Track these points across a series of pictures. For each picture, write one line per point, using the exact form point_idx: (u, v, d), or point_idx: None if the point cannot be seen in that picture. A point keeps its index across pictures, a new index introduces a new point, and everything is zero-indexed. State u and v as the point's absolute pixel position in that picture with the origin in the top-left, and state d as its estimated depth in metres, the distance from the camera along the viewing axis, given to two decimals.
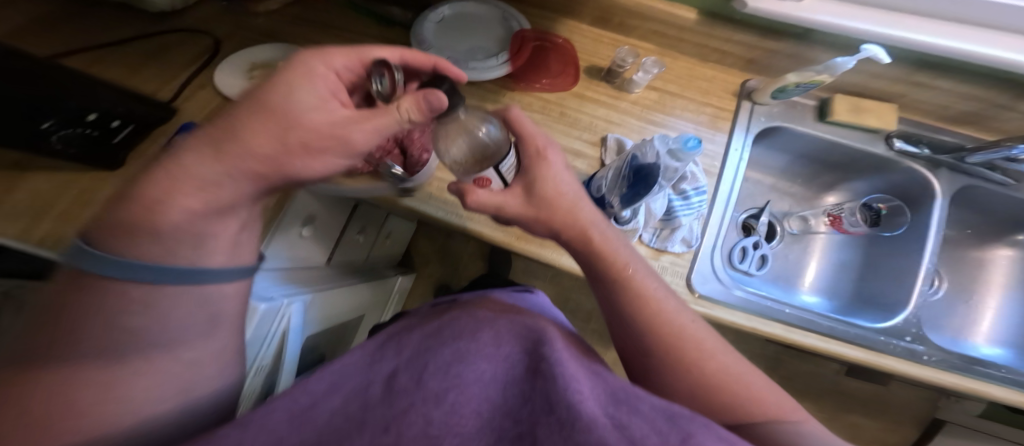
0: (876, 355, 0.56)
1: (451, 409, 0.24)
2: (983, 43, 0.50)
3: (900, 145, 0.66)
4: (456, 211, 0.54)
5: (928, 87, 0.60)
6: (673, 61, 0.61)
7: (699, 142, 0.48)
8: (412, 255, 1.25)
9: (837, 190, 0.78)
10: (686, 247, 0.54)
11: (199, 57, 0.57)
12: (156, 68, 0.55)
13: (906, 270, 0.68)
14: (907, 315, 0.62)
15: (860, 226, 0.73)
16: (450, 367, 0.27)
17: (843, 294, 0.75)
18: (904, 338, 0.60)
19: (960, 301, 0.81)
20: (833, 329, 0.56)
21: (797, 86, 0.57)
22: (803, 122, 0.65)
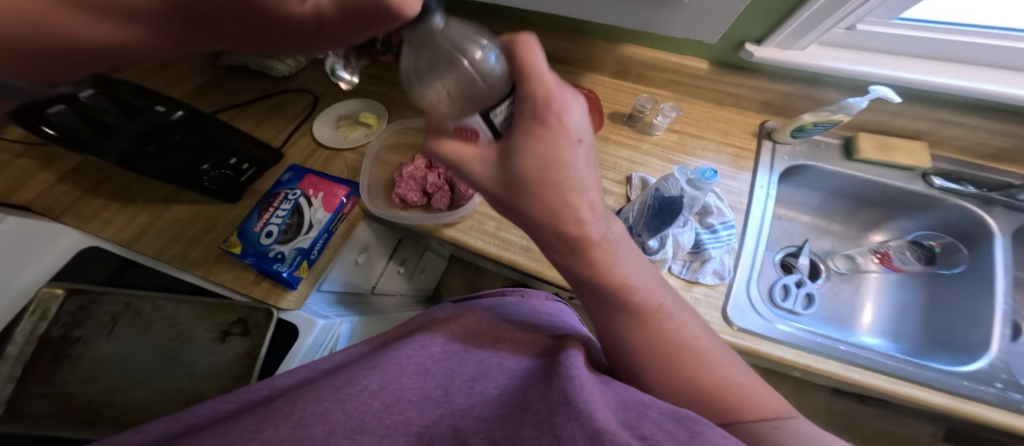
0: (964, 403, 0.49)
1: (472, 416, 0.26)
2: (989, 80, 0.53)
3: (941, 182, 0.64)
4: (494, 240, 0.58)
5: (957, 124, 0.60)
6: (690, 105, 0.66)
7: (716, 172, 0.50)
8: (441, 291, 1.30)
9: (883, 229, 0.75)
10: (719, 279, 0.54)
11: (302, 112, 0.70)
12: (274, 122, 0.69)
13: (980, 313, 0.61)
14: (993, 360, 0.55)
15: (913, 263, 0.69)
16: (476, 385, 0.30)
17: (911, 337, 0.68)
18: (994, 384, 0.52)
19: None
20: (902, 370, 0.51)
21: (815, 125, 0.59)
22: (828, 160, 0.66)
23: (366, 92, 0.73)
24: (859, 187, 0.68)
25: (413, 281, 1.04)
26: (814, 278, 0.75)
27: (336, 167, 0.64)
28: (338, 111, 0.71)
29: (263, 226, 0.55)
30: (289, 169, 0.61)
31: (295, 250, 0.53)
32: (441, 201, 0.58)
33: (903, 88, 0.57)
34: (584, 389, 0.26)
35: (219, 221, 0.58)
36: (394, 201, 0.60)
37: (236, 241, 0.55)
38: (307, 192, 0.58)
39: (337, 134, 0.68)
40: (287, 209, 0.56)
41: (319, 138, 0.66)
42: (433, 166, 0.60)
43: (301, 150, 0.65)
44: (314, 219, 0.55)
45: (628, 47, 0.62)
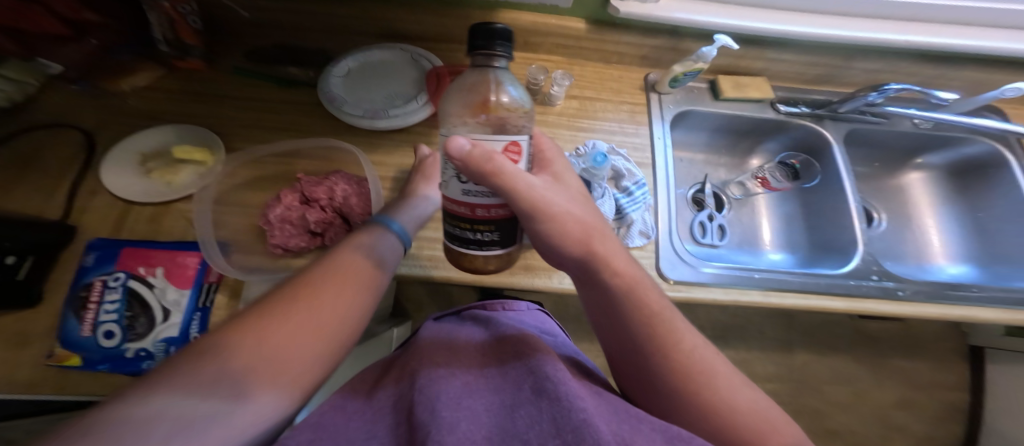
0: (857, 301, 0.60)
1: (462, 435, 0.23)
2: (788, 23, 0.64)
3: (785, 108, 0.76)
4: (418, 261, 0.51)
5: (781, 61, 0.72)
6: (582, 68, 0.68)
7: (606, 155, 0.55)
8: (403, 303, 1.14)
9: (757, 153, 0.86)
10: (646, 238, 0.56)
11: (74, 159, 0.54)
12: (32, 178, 0.53)
13: (839, 213, 0.75)
14: (863, 255, 0.67)
15: (784, 181, 0.80)
16: (462, 401, 0.27)
17: (801, 244, 0.81)
18: (871, 277, 0.64)
19: (903, 226, 0.89)
20: (804, 283, 0.59)
21: (685, 75, 0.65)
22: (703, 102, 0.73)
23: (210, 114, 0.59)
24: (726, 122, 0.77)
25: None
26: (720, 210, 0.82)
27: (170, 225, 0.51)
28: (141, 148, 0.56)
29: (94, 328, 0.43)
30: (88, 245, 0.47)
31: (160, 343, 0.43)
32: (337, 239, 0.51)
33: (738, 35, 0.66)
34: (571, 414, 0.24)
35: (35, 327, 0.44)
36: (274, 252, 0.50)
37: (67, 351, 0.42)
38: (136, 271, 0.45)
39: (151, 183, 0.53)
40: (118, 300, 0.44)
41: (123, 194, 0.51)
42: (310, 201, 0.53)
43: (101, 216, 0.50)
44: (164, 303, 0.44)
45: (509, 13, 0.61)
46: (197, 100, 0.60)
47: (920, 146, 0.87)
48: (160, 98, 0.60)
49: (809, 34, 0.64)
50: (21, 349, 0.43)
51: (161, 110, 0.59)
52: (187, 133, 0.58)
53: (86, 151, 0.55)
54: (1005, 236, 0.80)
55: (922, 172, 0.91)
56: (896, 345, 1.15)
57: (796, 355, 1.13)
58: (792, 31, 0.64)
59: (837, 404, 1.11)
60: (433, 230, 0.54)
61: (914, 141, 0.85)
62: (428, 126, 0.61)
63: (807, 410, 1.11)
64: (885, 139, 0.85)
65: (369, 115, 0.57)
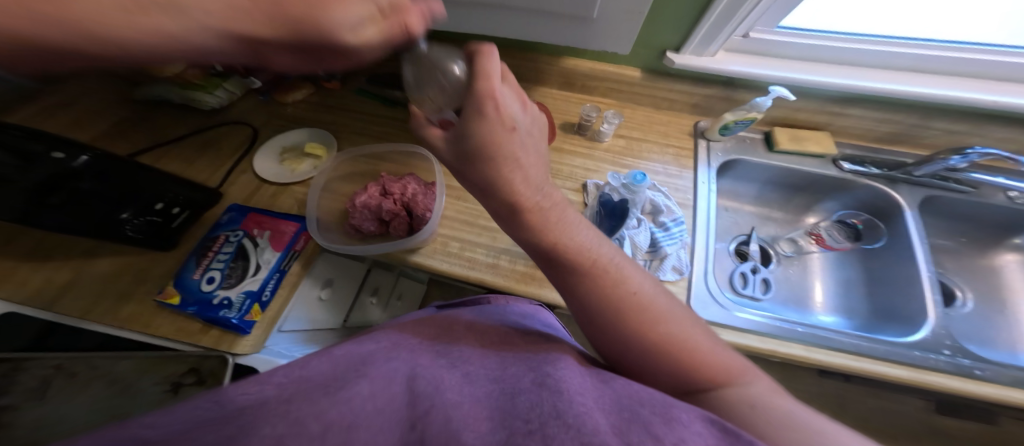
0: (921, 373, 0.55)
1: (464, 411, 0.25)
2: (855, 79, 0.64)
3: (849, 166, 0.73)
4: (460, 261, 0.57)
5: (848, 116, 0.70)
6: (632, 111, 0.72)
7: (644, 175, 0.59)
8: None
9: (814, 211, 0.82)
10: (678, 274, 0.56)
11: (240, 146, 0.67)
12: (207, 159, 0.65)
13: (908, 280, 0.69)
14: (934, 328, 0.61)
15: (843, 242, 0.79)
16: (467, 384, 0.29)
17: (860, 311, 0.74)
18: (943, 352, 0.58)
19: (991, 309, 0.79)
20: (859, 346, 0.56)
21: (736, 123, 0.65)
22: (755, 153, 0.73)
23: (315, 119, 0.72)
24: (782, 176, 0.76)
25: (392, 309, 0.94)
26: (767, 264, 0.80)
27: (284, 201, 0.61)
28: (281, 142, 0.68)
29: (204, 272, 0.51)
30: (229, 209, 0.57)
31: (242, 295, 0.49)
32: (400, 229, 0.58)
33: (797, 88, 0.67)
34: (574, 403, 0.26)
35: (152, 271, 0.52)
36: (350, 231, 0.60)
37: (174, 291, 0.50)
38: (251, 233, 0.54)
39: (282, 169, 0.64)
40: (230, 252, 0.53)
41: (262, 174, 0.63)
42: (387, 194, 0.59)
43: (242, 189, 0.61)
44: (261, 260, 0.52)
45: (570, 60, 0.67)
46: (318, 110, 0.73)
47: (1015, 224, 0.78)
48: (306, 108, 0.73)
49: (878, 90, 0.63)
50: (138, 286, 0.51)
51: (304, 117, 0.72)
52: (317, 136, 0.69)
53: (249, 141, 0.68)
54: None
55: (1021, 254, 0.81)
56: None
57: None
58: (855, 87, 0.63)
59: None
60: (477, 235, 0.59)
61: (1008, 218, 0.77)
62: None
63: None
64: (971, 211, 0.77)
65: None
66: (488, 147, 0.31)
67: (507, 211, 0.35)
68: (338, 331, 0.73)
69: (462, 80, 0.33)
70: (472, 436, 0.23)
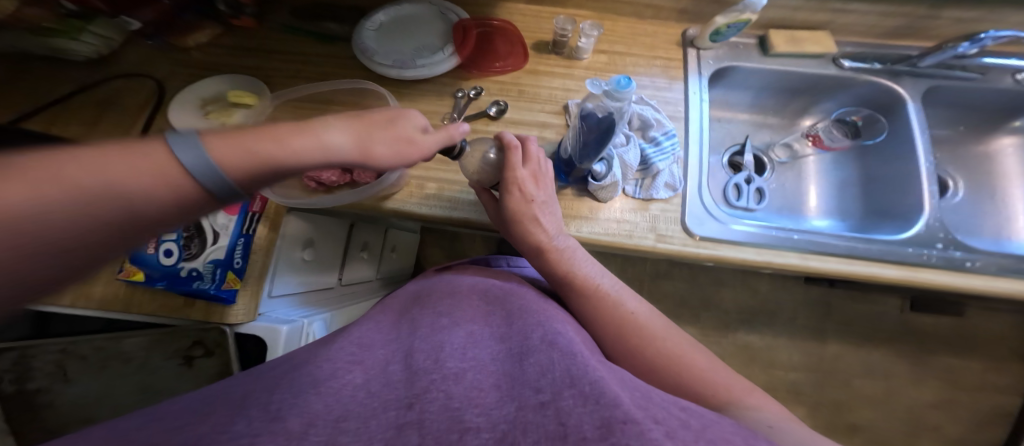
0: (914, 270, 0.56)
1: (468, 386, 0.28)
2: None
3: (849, 64, 0.67)
4: (440, 203, 0.54)
5: (850, 12, 0.64)
6: (613, 23, 0.63)
7: (630, 79, 0.46)
8: (424, 265, 1.20)
9: (811, 113, 0.78)
10: (671, 191, 0.54)
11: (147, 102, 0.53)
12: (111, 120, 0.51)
13: (907, 175, 0.67)
14: (929, 221, 0.61)
15: (840, 140, 0.74)
16: (468, 351, 0.32)
17: (853, 212, 0.74)
18: (937, 246, 0.59)
19: (982, 199, 0.79)
20: (853, 249, 0.56)
21: (728, 28, 0.59)
22: (749, 58, 0.67)
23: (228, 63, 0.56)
24: (778, 79, 0.70)
25: (386, 261, 0.94)
26: (761, 173, 0.78)
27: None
28: (198, 93, 0.53)
29: (158, 245, 0.47)
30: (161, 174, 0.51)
31: (210, 264, 0.47)
32: (366, 175, 0.53)
33: None
34: (589, 371, 0.27)
35: None
36: (309, 185, 0.53)
37: (135, 268, 0.47)
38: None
39: (208, 123, 0.51)
40: None
41: (179, 129, 0.49)
42: None
43: None
44: (217, 226, 0.48)
45: None
46: (231, 52, 0.57)
47: (1015, 107, 0.74)
48: (219, 51, 0.57)
49: None
50: None
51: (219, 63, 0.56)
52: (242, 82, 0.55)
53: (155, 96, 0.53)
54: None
55: (1017, 137, 0.79)
56: (936, 337, 1.10)
57: (828, 347, 1.11)
58: None
59: (865, 398, 1.10)
60: (454, 174, 0.56)
61: (1010, 103, 0.73)
62: (454, 79, 0.57)
63: (829, 402, 1.10)
64: (974, 100, 0.74)
65: (398, 65, 0.54)
66: (518, 216, 0.44)
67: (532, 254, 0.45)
68: (336, 289, 0.73)
69: (497, 164, 0.45)
70: (475, 415, 0.25)
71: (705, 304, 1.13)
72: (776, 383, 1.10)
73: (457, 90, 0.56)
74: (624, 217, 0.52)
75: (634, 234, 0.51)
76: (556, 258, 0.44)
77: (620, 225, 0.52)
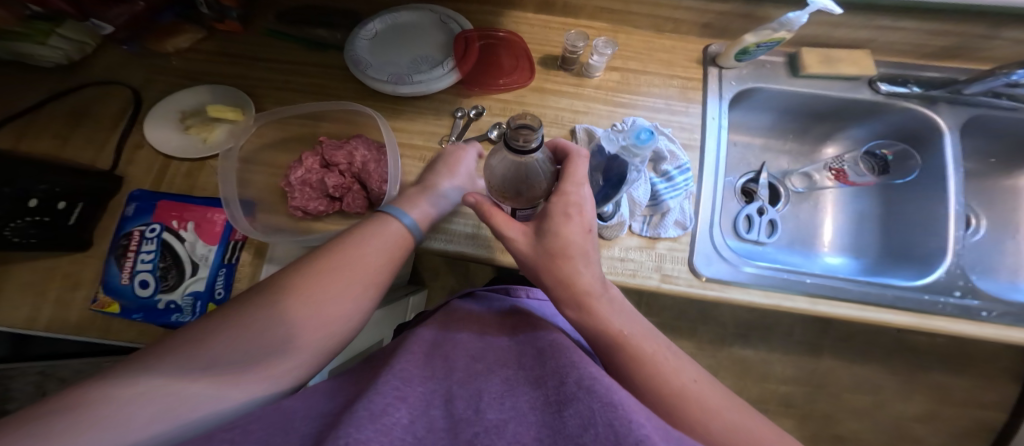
0: (926, 317, 0.52)
1: (512, 439, 0.23)
2: None
3: (887, 88, 0.62)
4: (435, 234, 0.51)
5: (898, 30, 0.57)
6: (628, 36, 0.58)
7: (652, 131, 0.39)
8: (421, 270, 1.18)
9: (835, 140, 0.73)
10: (681, 230, 0.50)
11: (121, 117, 0.52)
12: (85, 133, 0.51)
13: (932, 214, 0.62)
14: (950, 267, 0.57)
15: (867, 175, 0.67)
16: (505, 401, 0.28)
17: (870, 250, 0.70)
18: (954, 294, 0.55)
19: (1008, 236, 0.74)
20: (865, 294, 0.52)
21: (758, 47, 0.53)
22: (777, 80, 0.61)
23: (216, 75, 0.54)
24: (803, 102, 0.65)
25: None
26: (774, 203, 0.73)
27: (205, 181, 0.50)
28: (178, 106, 0.53)
29: (133, 276, 0.45)
30: (132, 197, 0.48)
31: (189, 297, 0.44)
32: (356, 204, 0.47)
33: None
34: (632, 425, 0.22)
35: (83, 272, 0.46)
36: (295, 215, 0.48)
37: (109, 298, 0.45)
38: (170, 225, 0.46)
39: (189, 139, 0.51)
40: (154, 250, 0.46)
41: (162, 148, 0.50)
42: (330, 165, 0.49)
43: (146, 167, 0.50)
44: (195, 256, 0.45)
45: None
46: (215, 61, 0.54)
47: None
48: (198, 59, 0.55)
49: None
50: (74, 290, 0.46)
51: (199, 72, 0.54)
52: (223, 94, 0.53)
53: (130, 109, 0.52)
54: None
55: None
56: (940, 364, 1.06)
57: (821, 361, 1.07)
58: None
59: (859, 418, 1.07)
60: None
61: None
62: (453, 97, 0.53)
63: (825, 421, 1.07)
64: (1019, 128, 0.67)
65: (392, 80, 0.50)
66: (567, 249, 0.37)
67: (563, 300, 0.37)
68: None
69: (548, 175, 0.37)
70: None
71: (704, 318, 1.09)
72: (768, 396, 1.06)
73: (457, 109, 0.52)
74: (629, 255, 0.48)
75: (638, 274, 0.48)
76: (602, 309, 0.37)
77: (624, 264, 0.48)
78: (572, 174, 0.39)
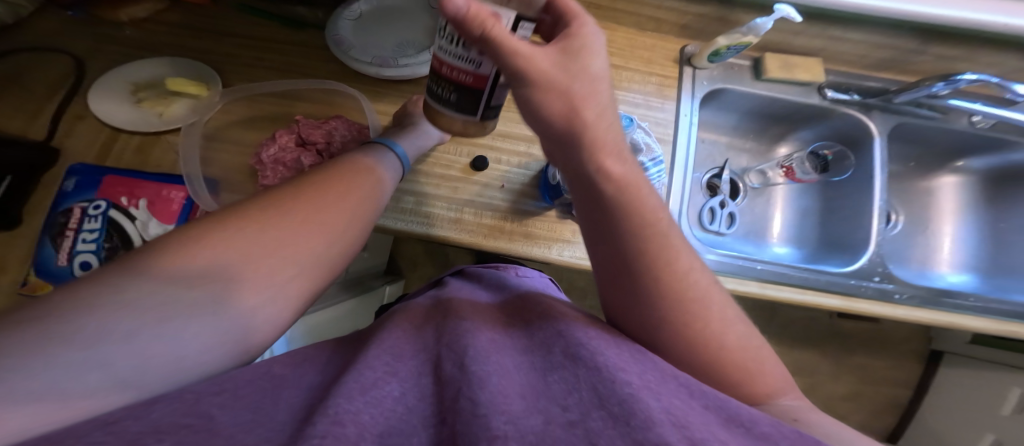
0: (852, 300, 0.59)
1: (497, 389, 0.23)
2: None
3: (832, 94, 0.69)
4: (422, 218, 0.56)
5: (847, 41, 0.64)
6: (612, 32, 0.61)
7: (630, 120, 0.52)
8: (398, 260, 1.17)
9: (787, 141, 0.80)
10: None
11: (59, 84, 0.49)
12: (15, 100, 0.48)
13: (860, 209, 0.71)
14: (872, 256, 0.65)
15: (811, 173, 0.76)
16: (493, 355, 0.28)
17: (810, 240, 0.78)
18: (874, 279, 0.63)
19: (919, 230, 0.85)
20: (805, 279, 0.58)
21: (729, 49, 0.57)
22: (742, 82, 0.67)
23: (181, 48, 0.51)
24: (762, 104, 0.71)
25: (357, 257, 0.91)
26: (733, 197, 0.78)
27: (159, 157, 0.47)
28: (129, 78, 0.49)
29: (71, 256, 0.41)
30: (69, 170, 0.44)
31: None
32: None
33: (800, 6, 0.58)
34: (616, 386, 0.24)
35: (10, 253, 0.42)
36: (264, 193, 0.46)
37: (40, 281, 0.40)
38: (117, 200, 0.43)
39: (141, 113, 0.48)
40: (99, 228, 0.42)
41: (108, 121, 0.46)
42: (306, 144, 0.47)
43: (86, 139, 0.47)
44: (147, 235, 0.42)
45: None
46: (180, 33, 0.52)
47: (965, 149, 0.79)
48: (159, 30, 0.52)
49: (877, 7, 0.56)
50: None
51: (159, 44, 0.51)
52: (185, 68, 0.50)
53: (72, 78, 0.49)
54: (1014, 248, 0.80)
55: (957, 177, 0.85)
56: (863, 344, 1.20)
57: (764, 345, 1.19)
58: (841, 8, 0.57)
59: None
60: (435, 187, 0.58)
61: (962, 144, 0.78)
62: None
63: None
64: (934, 136, 0.77)
65: (376, 62, 0.49)
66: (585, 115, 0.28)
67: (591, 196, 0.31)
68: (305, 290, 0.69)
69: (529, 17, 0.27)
70: (502, 422, 0.20)
71: None
72: None
73: None
74: None
75: None
76: (631, 203, 0.31)
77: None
78: (583, 32, 0.29)
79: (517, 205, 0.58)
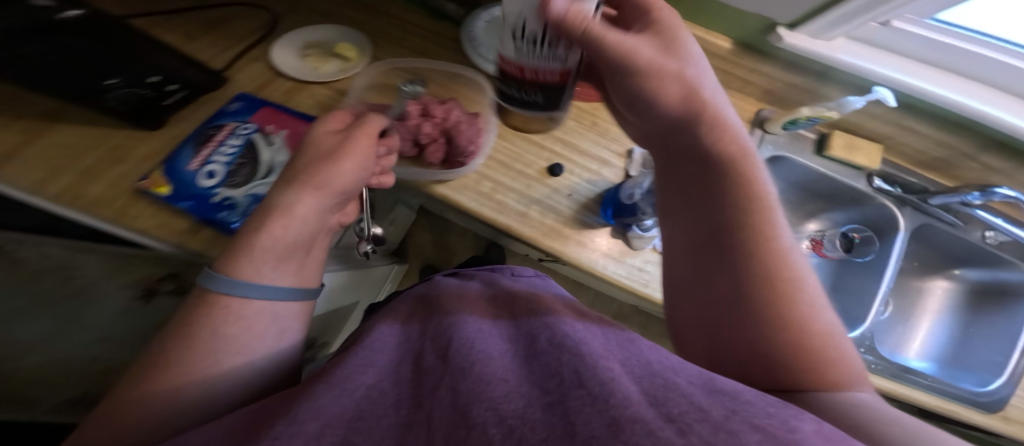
0: None
1: (477, 378, 0.21)
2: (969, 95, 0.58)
3: (878, 183, 0.74)
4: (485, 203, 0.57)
5: (908, 135, 0.69)
6: None
7: None
8: (407, 246, 1.17)
9: (818, 218, 0.84)
10: None
11: (251, 34, 0.58)
12: (212, 39, 0.57)
13: (867, 292, 0.77)
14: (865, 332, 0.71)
15: (837, 250, 0.80)
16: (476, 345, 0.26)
17: None
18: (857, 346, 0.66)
19: (900, 320, 0.88)
20: None
21: (808, 120, 0.63)
22: (803, 153, 0.72)
23: (348, 19, 0.61)
24: (812, 180, 0.76)
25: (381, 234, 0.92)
26: None
27: (302, 99, 0.56)
28: (305, 37, 0.59)
29: (203, 164, 0.49)
30: (236, 97, 0.54)
31: (248, 196, 0.48)
32: (435, 155, 0.57)
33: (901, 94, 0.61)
34: (597, 369, 0.20)
35: (135, 149, 0.49)
36: None
37: (161, 180, 0.47)
38: (263, 128, 0.52)
39: (303, 65, 0.57)
40: (238, 145, 0.51)
41: (278, 66, 0.56)
42: (427, 115, 0.57)
43: (250, 78, 0.56)
44: (270, 161, 0.50)
45: None
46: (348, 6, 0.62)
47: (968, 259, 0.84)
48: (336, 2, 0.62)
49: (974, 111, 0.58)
50: (114, 163, 0.47)
51: (333, 12, 0.61)
52: (347, 35, 0.60)
53: (263, 30, 0.58)
54: (977, 348, 0.80)
55: (950, 282, 0.88)
56: None
57: None
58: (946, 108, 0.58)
59: None
60: (511, 180, 0.58)
61: (969, 255, 0.83)
62: None
63: None
64: (948, 241, 0.82)
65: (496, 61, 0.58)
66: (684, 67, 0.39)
67: (694, 148, 0.39)
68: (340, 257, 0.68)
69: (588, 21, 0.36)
70: (483, 410, 0.18)
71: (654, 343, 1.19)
72: None
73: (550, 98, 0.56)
74: (646, 268, 0.58)
75: (648, 284, 0.57)
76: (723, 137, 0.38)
77: (640, 274, 0.58)
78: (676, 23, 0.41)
79: (580, 217, 0.59)
